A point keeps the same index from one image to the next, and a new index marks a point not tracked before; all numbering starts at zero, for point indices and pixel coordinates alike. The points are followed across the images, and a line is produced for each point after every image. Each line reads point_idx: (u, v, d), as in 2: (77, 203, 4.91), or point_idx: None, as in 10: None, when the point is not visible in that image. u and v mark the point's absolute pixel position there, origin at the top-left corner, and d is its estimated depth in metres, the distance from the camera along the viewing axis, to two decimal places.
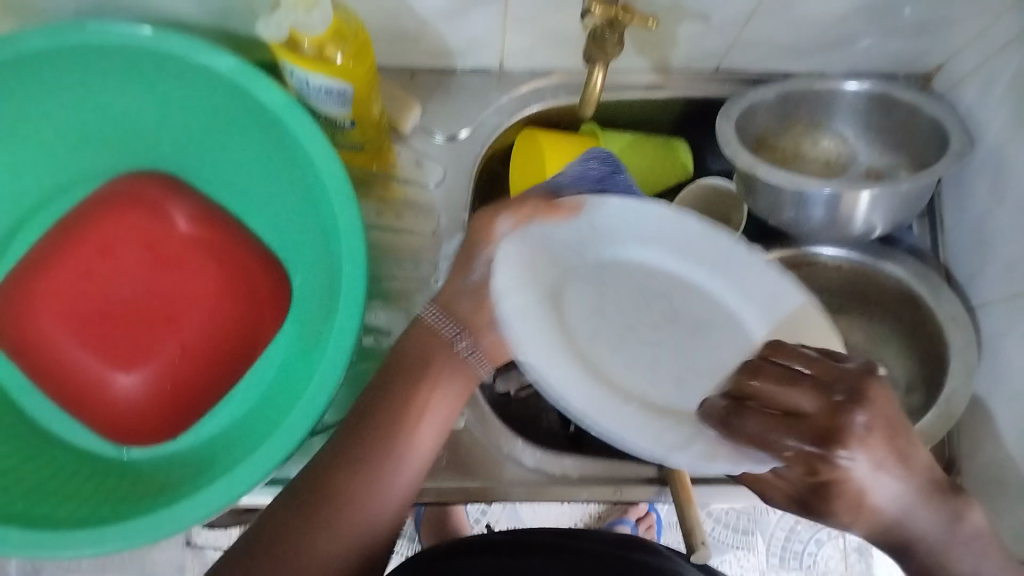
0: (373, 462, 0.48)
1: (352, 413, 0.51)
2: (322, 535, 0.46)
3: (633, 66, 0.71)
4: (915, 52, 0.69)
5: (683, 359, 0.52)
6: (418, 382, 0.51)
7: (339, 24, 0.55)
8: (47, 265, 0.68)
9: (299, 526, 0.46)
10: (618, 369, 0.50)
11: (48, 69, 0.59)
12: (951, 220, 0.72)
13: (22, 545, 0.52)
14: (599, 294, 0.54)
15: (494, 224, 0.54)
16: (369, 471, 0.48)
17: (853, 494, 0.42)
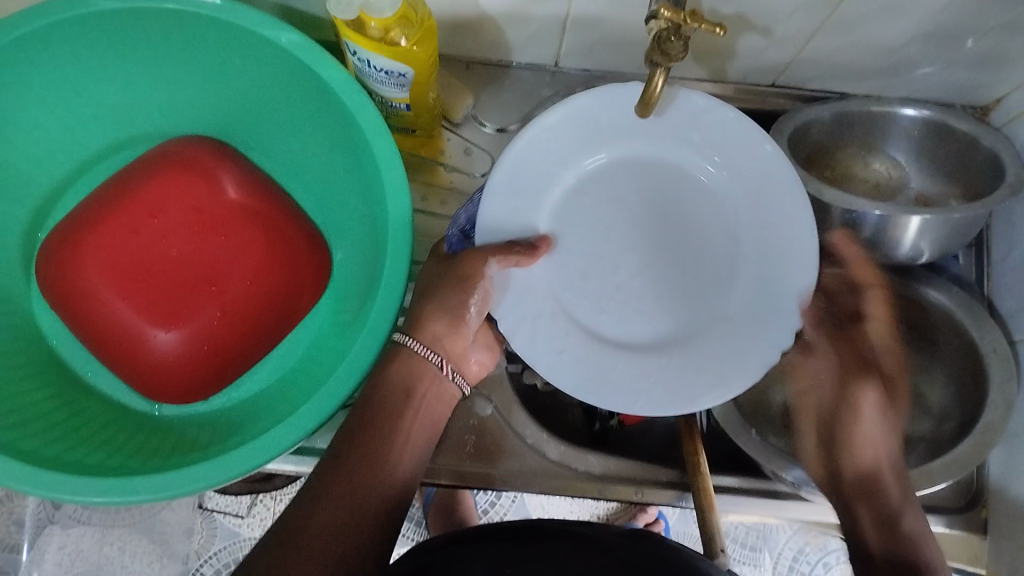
0: (358, 485, 0.51)
1: (334, 442, 0.54)
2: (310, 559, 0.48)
3: (689, 74, 0.71)
4: (975, 84, 0.69)
5: (694, 251, 0.62)
6: (400, 409, 0.56)
7: (406, 9, 0.56)
8: (96, 217, 0.69)
9: (290, 554, 0.47)
10: (613, 314, 0.62)
11: (120, 29, 0.61)
12: (997, 254, 0.72)
13: (53, 489, 0.52)
14: (597, 221, 0.62)
15: (486, 265, 0.56)
16: (357, 474, 0.52)
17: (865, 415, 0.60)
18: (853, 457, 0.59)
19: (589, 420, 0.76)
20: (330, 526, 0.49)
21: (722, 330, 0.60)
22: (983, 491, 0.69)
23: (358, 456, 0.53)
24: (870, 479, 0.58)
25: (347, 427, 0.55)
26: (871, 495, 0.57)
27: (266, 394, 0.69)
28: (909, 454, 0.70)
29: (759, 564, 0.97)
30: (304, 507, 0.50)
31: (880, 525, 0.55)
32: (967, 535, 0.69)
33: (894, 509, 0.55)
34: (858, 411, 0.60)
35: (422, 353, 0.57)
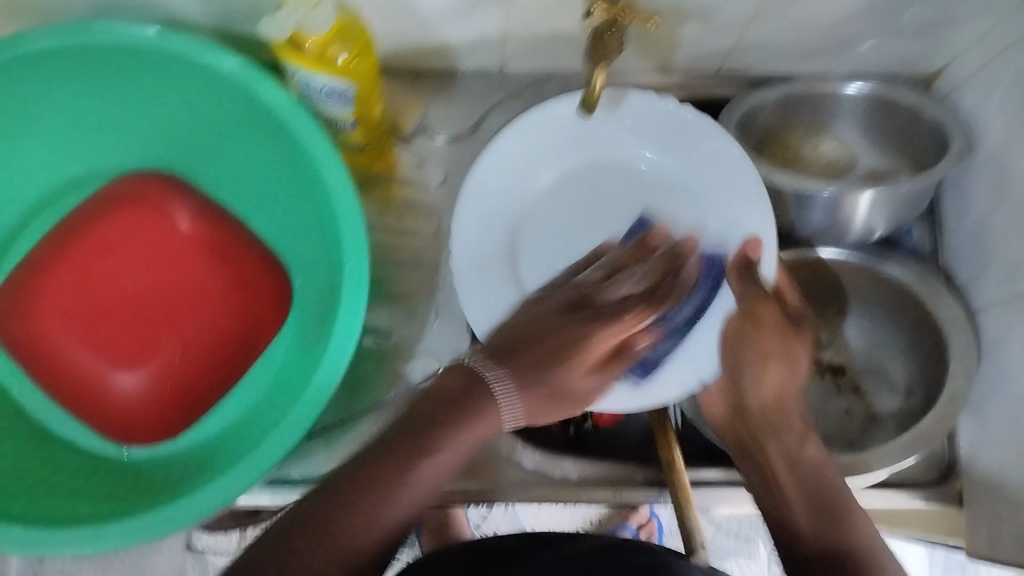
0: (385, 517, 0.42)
1: (392, 443, 0.44)
2: None
3: (635, 67, 0.71)
4: (918, 52, 0.70)
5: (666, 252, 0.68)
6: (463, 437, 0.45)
7: (342, 23, 0.56)
8: (50, 261, 0.68)
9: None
10: None
11: (55, 67, 0.60)
12: (950, 223, 0.73)
13: (24, 546, 0.52)
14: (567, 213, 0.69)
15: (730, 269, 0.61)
16: (367, 512, 0.41)
17: (775, 360, 0.56)
18: (755, 394, 0.56)
19: (565, 425, 0.74)
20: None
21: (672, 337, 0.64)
22: (955, 462, 0.69)
23: (378, 484, 0.42)
24: (769, 419, 0.55)
25: (401, 442, 0.44)
26: (779, 439, 0.54)
27: (237, 428, 0.66)
28: (879, 431, 0.71)
29: (753, 555, 0.96)
30: (299, 542, 0.40)
31: (792, 471, 0.53)
32: (941, 508, 0.68)
33: (796, 445, 0.54)
34: (755, 351, 0.57)
35: (491, 385, 0.47)
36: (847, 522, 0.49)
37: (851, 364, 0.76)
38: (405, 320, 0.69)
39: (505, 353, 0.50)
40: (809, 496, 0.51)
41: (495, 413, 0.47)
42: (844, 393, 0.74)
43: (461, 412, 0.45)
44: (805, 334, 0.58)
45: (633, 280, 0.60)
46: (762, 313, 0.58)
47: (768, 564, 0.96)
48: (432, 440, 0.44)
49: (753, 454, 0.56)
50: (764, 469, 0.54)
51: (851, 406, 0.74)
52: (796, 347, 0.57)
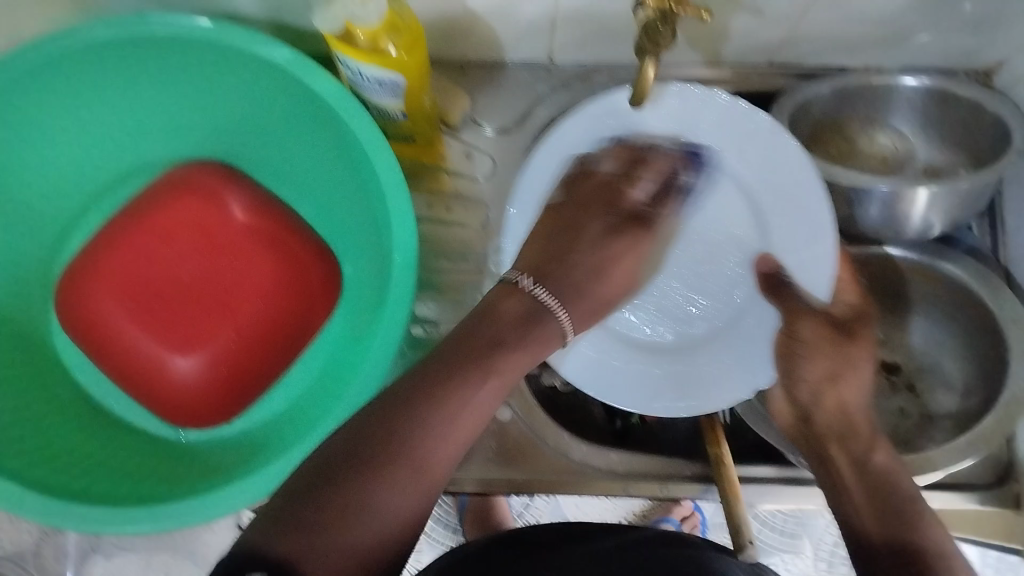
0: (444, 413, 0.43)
1: (436, 359, 0.46)
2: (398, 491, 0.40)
3: (684, 60, 0.71)
4: (977, 48, 0.67)
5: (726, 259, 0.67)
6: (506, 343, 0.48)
7: (392, 16, 0.56)
8: (108, 243, 0.70)
9: (377, 473, 0.40)
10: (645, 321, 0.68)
11: (114, 60, 0.61)
12: (1011, 219, 0.71)
13: (76, 522, 0.53)
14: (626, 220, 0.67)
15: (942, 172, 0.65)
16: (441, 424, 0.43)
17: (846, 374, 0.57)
18: (818, 409, 0.56)
19: (611, 417, 0.75)
20: (405, 496, 0.41)
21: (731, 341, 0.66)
22: (1014, 465, 0.67)
23: (447, 403, 0.44)
24: (837, 430, 0.55)
25: (454, 347, 0.47)
26: (843, 446, 0.54)
27: (284, 414, 0.69)
28: (935, 431, 0.70)
29: (799, 551, 0.94)
30: (381, 453, 0.41)
31: (860, 476, 0.52)
32: (998, 510, 0.67)
33: (864, 452, 0.53)
34: (813, 363, 0.57)
35: (544, 302, 0.53)
36: (916, 526, 0.49)
37: (907, 365, 0.74)
38: (454, 309, 0.69)
39: (553, 260, 0.59)
40: (876, 501, 0.50)
41: (536, 344, 0.50)
42: (900, 392, 0.73)
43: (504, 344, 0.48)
44: (862, 342, 0.58)
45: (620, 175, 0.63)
46: (806, 329, 0.59)
47: (815, 561, 0.94)
48: (490, 364, 0.46)
49: (818, 463, 0.55)
50: (827, 468, 0.54)
51: (906, 404, 0.72)
52: (858, 358, 0.57)
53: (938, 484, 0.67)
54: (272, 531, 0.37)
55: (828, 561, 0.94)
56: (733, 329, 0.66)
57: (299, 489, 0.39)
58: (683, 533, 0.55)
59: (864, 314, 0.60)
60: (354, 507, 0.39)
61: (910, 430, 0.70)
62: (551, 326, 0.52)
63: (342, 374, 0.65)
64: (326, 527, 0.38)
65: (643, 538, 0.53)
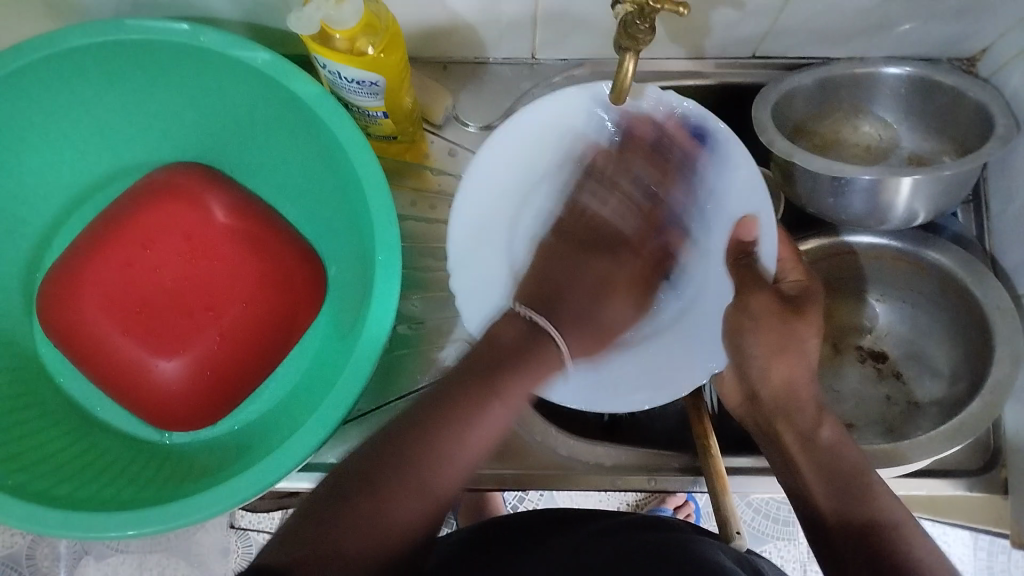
0: (450, 431, 0.44)
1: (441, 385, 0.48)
2: (403, 497, 0.42)
3: (668, 53, 0.70)
4: (960, 36, 0.67)
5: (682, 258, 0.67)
6: (509, 370, 0.48)
7: (369, 16, 0.55)
8: (92, 249, 0.69)
9: (383, 486, 0.41)
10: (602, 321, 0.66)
11: (92, 66, 0.61)
12: (995, 206, 0.71)
13: (82, 530, 0.53)
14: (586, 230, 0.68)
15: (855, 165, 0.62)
16: (445, 445, 0.44)
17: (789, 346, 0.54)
18: (765, 385, 0.55)
19: (599, 411, 0.75)
20: (408, 512, 0.41)
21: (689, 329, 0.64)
22: (1001, 451, 0.68)
23: (450, 426, 0.45)
24: (783, 405, 0.55)
25: (460, 371, 0.49)
26: (790, 423, 0.54)
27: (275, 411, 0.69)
28: (922, 418, 0.70)
29: (793, 538, 0.94)
30: (388, 475, 0.42)
31: (809, 455, 0.52)
32: (988, 495, 0.67)
33: (810, 428, 0.53)
34: (760, 340, 0.56)
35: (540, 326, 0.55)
36: (868, 497, 0.49)
37: (893, 352, 0.75)
38: (440, 306, 0.69)
39: (549, 294, 0.61)
40: (828, 475, 0.51)
41: (539, 367, 0.51)
42: (887, 380, 0.74)
43: (507, 369, 0.48)
44: (811, 316, 0.56)
45: (629, 188, 0.67)
46: (756, 300, 0.57)
47: (809, 548, 0.94)
48: (498, 391, 0.47)
49: (771, 443, 0.55)
50: (778, 450, 0.54)
51: (893, 393, 0.73)
52: (806, 330, 0.55)
53: (925, 471, 0.67)
54: (280, 547, 0.39)
55: None
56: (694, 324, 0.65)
57: (310, 511, 0.41)
58: (673, 520, 0.55)
59: (813, 285, 0.58)
60: (366, 522, 0.40)
61: (897, 418, 0.71)
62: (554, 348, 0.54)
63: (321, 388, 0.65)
64: (327, 531, 0.39)
65: (627, 520, 0.54)
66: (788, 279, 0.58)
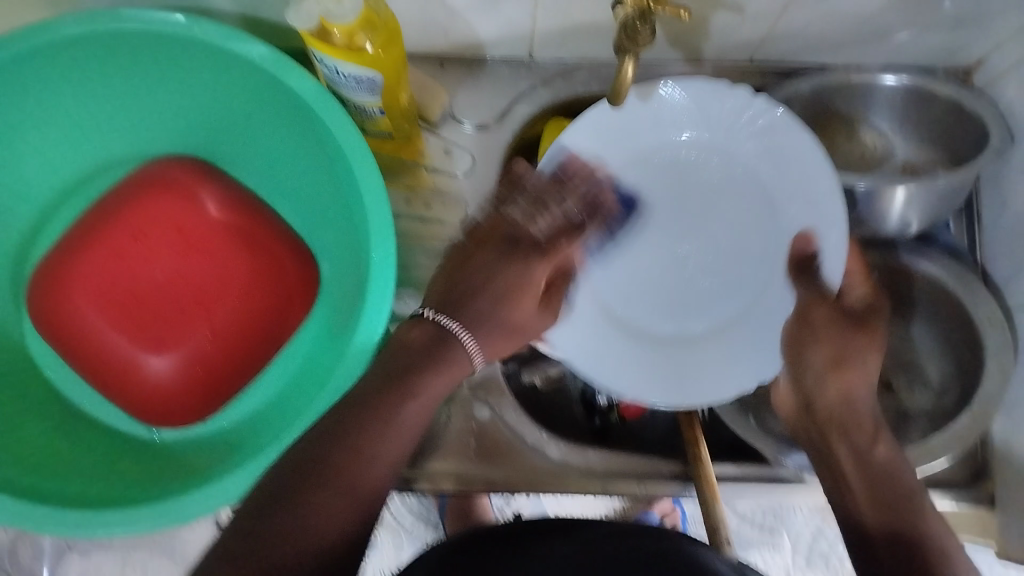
0: (372, 429, 0.45)
1: (364, 386, 0.48)
2: (324, 507, 0.41)
3: (665, 56, 0.70)
4: (955, 46, 0.67)
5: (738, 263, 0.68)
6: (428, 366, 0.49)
7: (368, 13, 0.55)
8: (81, 241, 0.69)
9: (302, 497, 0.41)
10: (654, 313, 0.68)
11: (87, 54, 0.60)
12: (987, 217, 0.71)
13: (65, 526, 0.53)
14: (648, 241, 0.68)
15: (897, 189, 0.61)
16: (362, 446, 0.44)
17: (852, 361, 0.54)
18: (819, 397, 0.54)
19: (589, 414, 0.75)
20: (331, 519, 0.41)
21: (733, 338, 0.67)
22: (988, 465, 0.68)
23: (369, 426, 0.45)
24: (839, 417, 0.53)
25: (376, 372, 0.49)
26: (845, 437, 0.52)
27: (259, 416, 0.68)
28: (912, 428, 0.70)
29: (778, 546, 0.94)
30: (311, 483, 0.42)
31: (863, 474, 0.50)
32: (974, 510, 0.67)
33: (866, 445, 0.52)
34: (819, 350, 0.55)
35: (453, 332, 0.52)
36: (914, 512, 0.47)
37: (882, 359, 0.74)
38: None
39: (451, 300, 0.53)
40: (877, 487, 0.49)
41: (451, 362, 0.50)
42: (876, 389, 0.72)
43: (420, 366, 0.49)
44: (873, 334, 0.55)
45: (559, 211, 0.59)
46: (817, 313, 0.57)
47: (793, 557, 0.94)
48: (410, 389, 0.47)
49: (822, 459, 0.53)
50: (831, 467, 0.52)
51: (883, 401, 0.71)
52: (868, 349, 0.54)
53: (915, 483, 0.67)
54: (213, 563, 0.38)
55: (805, 556, 0.94)
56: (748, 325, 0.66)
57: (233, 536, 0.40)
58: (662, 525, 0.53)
59: (876, 306, 0.57)
60: (287, 533, 0.40)
61: (888, 427, 0.70)
62: (462, 351, 0.52)
63: (310, 388, 0.65)
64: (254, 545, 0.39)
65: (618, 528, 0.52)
66: (852, 295, 0.57)
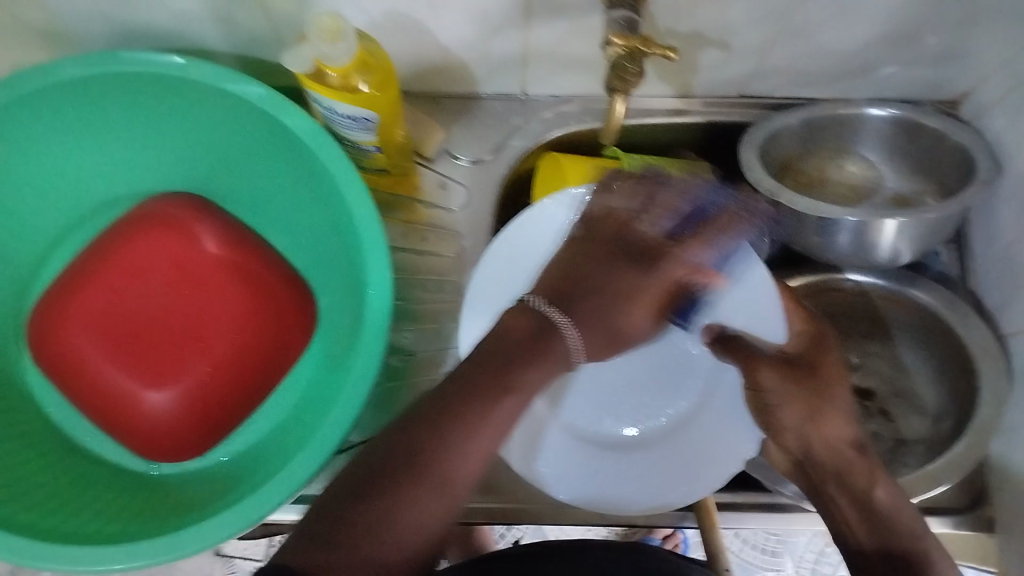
0: (464, 421, 0.47)
1: (459, 371, 0.49)
2: (412, 504, 0.44)
3: (656, 92, 0.71)
4: (941, 79, 0.69)
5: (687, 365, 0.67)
6: (528, 357, 0.50)
7: (363, 54, 0.57)
8: (82, 283, 0.70)
9: (396, 491, 0.44)
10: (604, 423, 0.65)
11: (86, 96, 0.62)
12: (979, 246, 0.72)
13: (65, 564, 0.52)
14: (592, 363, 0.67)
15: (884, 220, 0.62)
16: (453, 443, 0.46)
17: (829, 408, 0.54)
18: (808, 452, 0.54)
19: None
20: (420, 517, 0.44)
21: (705, 420, 0.64)
22: (986, 489, 0.68)
23: (461, 421, 0.47)
24: (834, 467, 0.53)
25: (467, 359, 0.50)
26: (843, 483, 0.52)
27: (274, 433, 0.68)
28: (909, 454, 0.70)
29: (780, 569, 0.93)
30: (399, 479, 0.45)
31: (864, 519, 0.51)
32: (974, 534, 0.67)
33: (865, 486, 0.51)
34: (788, 408, 0.54)
35: (555, 320, 0.54)
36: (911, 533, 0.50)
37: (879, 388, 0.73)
38: (431, 337, 0.68)
39: (567, 294, 0.55)
40: (870, 520, 0.51)
41: (550, 355, 0.52)
42: (873, 417, 0.72)
43: (519, 357, 0.50)
44: (828, 368, 0.55)
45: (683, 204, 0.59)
46: (766, 376, 0.56)
47: None
48: (511, 383, 0.49)
49: (823, 511, 0.53)
50: (828, 506, 0.53)
51: (880, 428, 0.71)
52: (834, 392, 0.54)
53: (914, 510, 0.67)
54: (300, 550, 0.42)
55: None
56: (710, 404, 0.64)
57: (322, 523, 0.43)
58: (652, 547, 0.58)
59: (818, 338, 0.58)
60: (373, 529, 0.43)
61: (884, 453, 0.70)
62: (563, 338, 0.53)
63: (314, 411, 0.65)
64: (343, 542, 0.42)
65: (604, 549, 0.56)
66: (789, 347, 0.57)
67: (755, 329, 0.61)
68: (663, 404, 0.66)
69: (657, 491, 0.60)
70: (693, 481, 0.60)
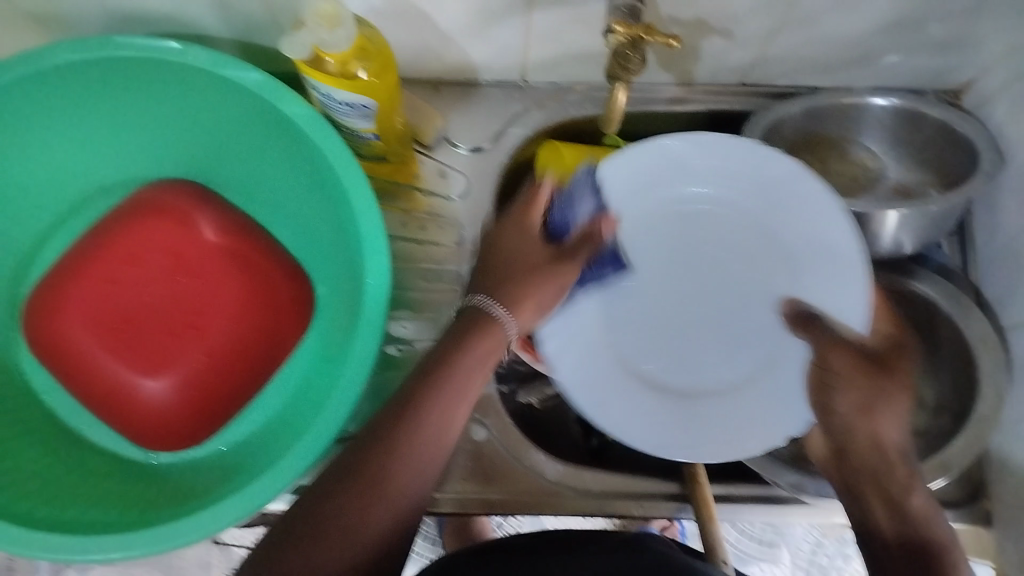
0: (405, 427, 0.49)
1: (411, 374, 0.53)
2: (359, 506, 0.47)
3: (658, 79, 0.71)
4: (944, 68, 0.68)
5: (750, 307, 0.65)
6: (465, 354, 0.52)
7: (362, 41, 0.56)
8: (76, 271, 0.69)
9: (340, 498, 0.47)
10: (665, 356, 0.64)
11: (81, 81, 0.61)
12: (981, 238, 0.72)
13: (58, 552, 0.52)
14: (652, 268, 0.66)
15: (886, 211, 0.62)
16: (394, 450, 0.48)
17: (893, 406, 0.52)
18: (849, 441, 0.53)
19: (588, 436, 0.75)
20: (370, 520, 0.47)
21: (760, 387, 0.62)
22: (985, 482, 0.68)
23: (403, 425, 0.49)
24: (870, 465, 0.52)
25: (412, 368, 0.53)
26: (876, 482, 0.52)
27: (275, 423, 0.67)
28: None
29: (777, 560, 0.93)
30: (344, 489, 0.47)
31: (893, 515, 0.50)
32: (972, 526, 0.67)
33: (900, 491, 0.51)
34: (846, 395, 0.54)
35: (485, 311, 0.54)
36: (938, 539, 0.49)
37: None
38: (431, 327, 0.68)
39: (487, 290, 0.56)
40: (899, 519, 0.50)
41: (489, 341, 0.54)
42: None
43: (453, 355, 0.52)
44: (900, 373, 0.54)
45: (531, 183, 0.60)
46: (836, 359, 0.55)
47: (792, 570, 0.92)
48: (442, 383, 0.51)
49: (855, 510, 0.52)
50: (857, 501, 0.52)
51: None
52: (899, 394, 0.53)
53: None
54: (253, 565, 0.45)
55: (804, 570, 0.92)
56: (777, 368, 0.62)
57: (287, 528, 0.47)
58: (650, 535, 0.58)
59: (900, 344, 0.56)
60: (319, 535, 0.45)
61: None
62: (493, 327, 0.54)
63: (313, 401, 0.64)
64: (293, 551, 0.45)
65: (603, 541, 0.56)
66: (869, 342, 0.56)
67: (843, 315, 0.60)
68: (729, 353, 0.64)
69: (694, 447, 0.59)
70: (735, 446, 0.59)
